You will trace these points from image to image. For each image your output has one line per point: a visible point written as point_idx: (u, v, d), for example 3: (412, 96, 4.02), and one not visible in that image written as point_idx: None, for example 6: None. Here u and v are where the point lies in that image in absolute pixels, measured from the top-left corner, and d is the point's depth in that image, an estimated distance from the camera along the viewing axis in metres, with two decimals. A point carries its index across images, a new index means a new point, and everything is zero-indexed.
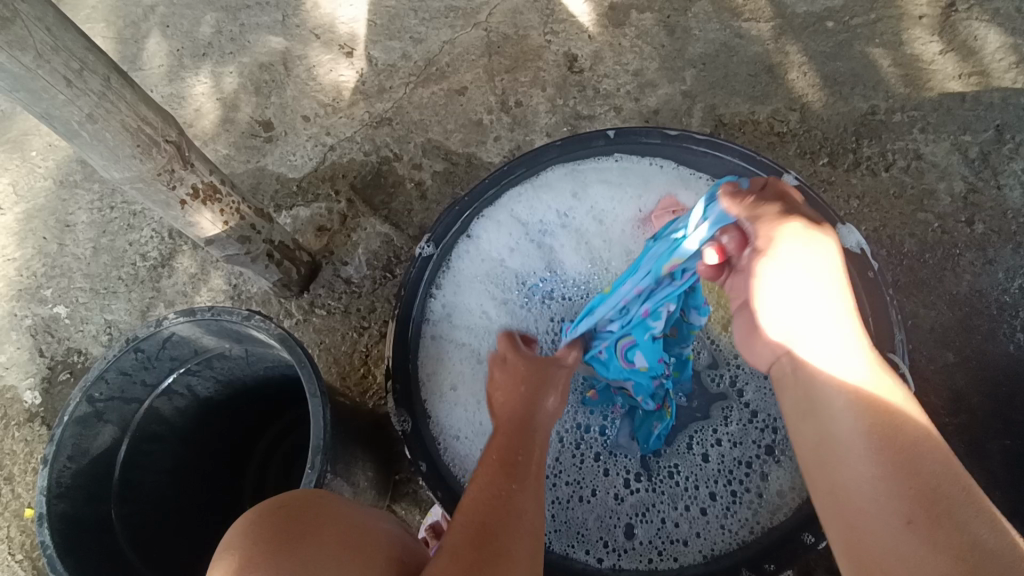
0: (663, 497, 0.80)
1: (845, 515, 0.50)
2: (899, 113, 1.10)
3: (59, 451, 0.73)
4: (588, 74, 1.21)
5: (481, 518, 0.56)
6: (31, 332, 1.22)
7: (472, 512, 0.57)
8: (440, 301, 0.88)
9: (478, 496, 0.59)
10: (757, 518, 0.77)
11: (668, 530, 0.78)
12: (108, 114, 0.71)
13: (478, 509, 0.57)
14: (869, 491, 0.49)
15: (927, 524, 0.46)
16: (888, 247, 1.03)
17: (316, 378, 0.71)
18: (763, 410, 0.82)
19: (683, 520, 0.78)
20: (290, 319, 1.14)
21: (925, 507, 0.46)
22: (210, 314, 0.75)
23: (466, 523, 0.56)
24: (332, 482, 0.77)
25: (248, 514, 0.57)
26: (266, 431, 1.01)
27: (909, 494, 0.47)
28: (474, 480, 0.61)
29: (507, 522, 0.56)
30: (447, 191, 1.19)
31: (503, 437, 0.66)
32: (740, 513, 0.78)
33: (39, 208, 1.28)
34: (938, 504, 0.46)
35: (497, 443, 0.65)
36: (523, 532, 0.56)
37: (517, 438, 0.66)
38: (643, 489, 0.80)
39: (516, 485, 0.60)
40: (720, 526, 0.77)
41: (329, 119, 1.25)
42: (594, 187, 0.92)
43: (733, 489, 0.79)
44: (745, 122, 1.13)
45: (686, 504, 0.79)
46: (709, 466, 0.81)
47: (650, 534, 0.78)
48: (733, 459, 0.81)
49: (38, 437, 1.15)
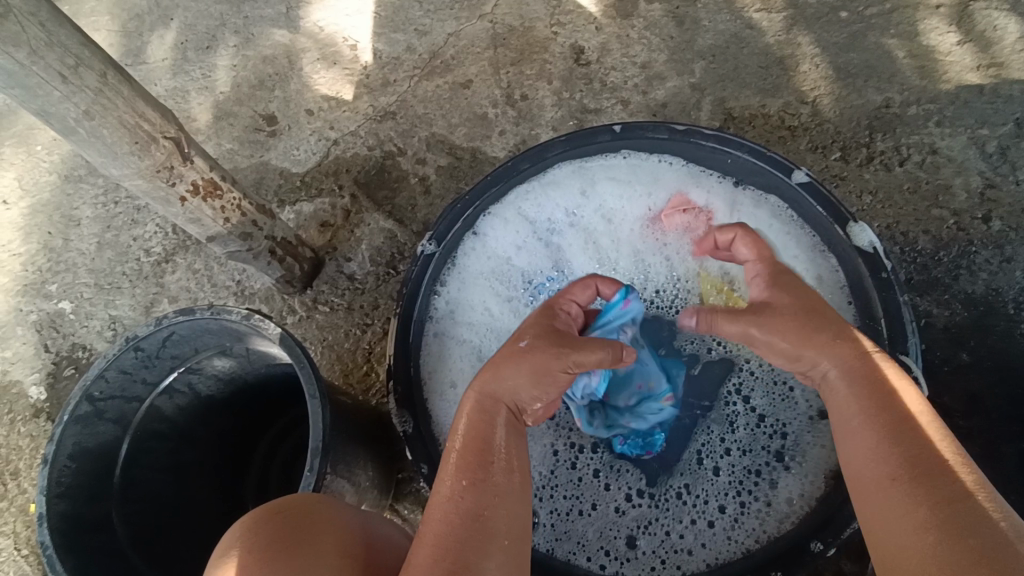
0: (668, 508, 0.78)
1: (856, 485, 0.56)
2: (914, 106, 1.07)
3: (59, 450, 0.72)
4: (595, 66, 1.18)
5: (454, 538, 0.54)
6: (36, 326, 1.22)
7: (438, 528, 0.55)
8: (443, 298, 0.87)
9: (449, 511, 0.56)
10: (765, 530, 0.75)
11: (672, 540, 0.77)
12: (104, 110, 0.70)
13: (442, 525, 0.55)
14: (868, 462, 0.55)
15: (919, 481, 0.51)
16: (901, 245, 1.00)
17: (315, 380, 0.70)
18: (772, 419, 0.80)
19: (688, 531, 0.77)
20: (293, 316, 1.13)
21: (914, 467, 0.52)
22: (209, 313, 0.74)
23: (435, 542, 0.54)
24: (332, 484, 0.76)
25: (245, 523, 0.56)
26: (269, 429, 1.00)
27: (900, 456, 0.53)
28: (439, 484, 0.59)
29: (479, 540, 0.54)
30: (451, 186, 1.17)
31: (463, 437, 0.61)
32: (747, 524, 0.76)
33: (44, 203, 1.28)
34: (927, 465, 0.52)
35: (466, 445, 0.60)
36: (491, 545, 0.54)
37: (481, 438, 0.60)
38: (647, 499, 0.79)
39: (481, 492, 0.57)
40: (726, 538, 0.76)
41: (333, 113, 1.23)
42: (602, 184, 0.90)
43: (742, 501, 0.77)
44: (755, 115, 1.11)
45: (693, 517, 0.77)
46: (720, 479, 0.79)
47: (653, 544, 0.77)
48: (744, 471, 0.79)
49: (44, 433, 1.15)
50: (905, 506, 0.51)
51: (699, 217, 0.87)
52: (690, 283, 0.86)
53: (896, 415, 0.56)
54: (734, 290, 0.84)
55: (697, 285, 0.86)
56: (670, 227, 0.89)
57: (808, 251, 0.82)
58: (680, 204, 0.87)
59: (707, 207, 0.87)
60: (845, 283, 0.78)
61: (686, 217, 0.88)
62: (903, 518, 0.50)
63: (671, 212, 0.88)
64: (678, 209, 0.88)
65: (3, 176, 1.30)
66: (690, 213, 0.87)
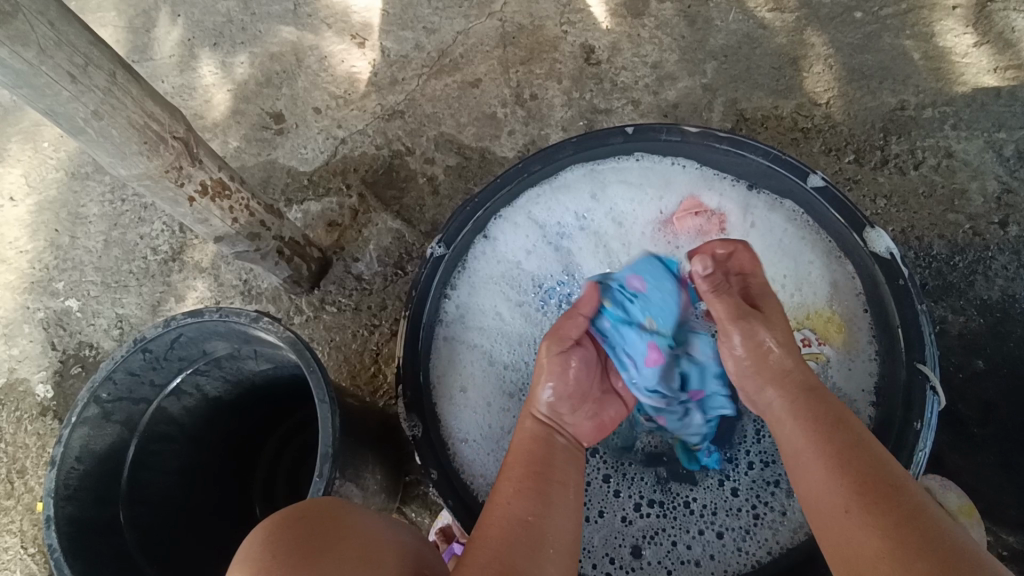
0: (677, 520, 0.77)
1: (819, 518, 0.58)
2: (930, 108, 1.06)
3: (67, 453, 0.72)
4: (605, 66, 1.17)
5: (518, 537, 0.60)
6: (43, 324, 1.21)
7: (495, 530, 0.60)
8: (452, 301, 0.86)
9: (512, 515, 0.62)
10: (777, 540, 0.75)
11: (679, 552, 0.76)
12: (113, 110, 0.69)
13: (499, 528, 0.60)
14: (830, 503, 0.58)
15: (873, 513, 0.55)
16: (916, 249, 0.99)
17: (324, 384, 0.70)
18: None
19: (698, 542, 0.76)
20: (301, 316, 1.13)
21: (869, 500, 0.55)
22: (218, 315, 0.74)
23: (503, 533, 0.60)
24: (341, 489, 0.76)
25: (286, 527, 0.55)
26: (276, 430, 1.00)
27: (853, 489, 0.57)
28: (497, 492, 0.64)
29: (535, 544, 0.59)
30: (460, 187, 1.16)
31: (521, 454, 0.68)
32: (760, 535, 0.75)
33: (51, 200, 1.28)
34: (884, 498, 0.55)
35: (527, 459, 0.68)
36: (545, 550, 0.59)
37: (542, 455, 0.67)
38: (654, 511, 0.78)
39: (539, 502, 0.63)
40: (735, 549, 0.75)
41: (340, 111, 1.22)
42: (613, 186, 0.89)
43: (755, 512, 0.77)
44: (768, 117, 1.09)
45: (700, 528, 0.77)
46: (737, 499, 0.78)
47: (658, 555, 0.76)
48: (758, 484, 0.78)
49: (51, 431, 1.15)
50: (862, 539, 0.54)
51: (711, 220, 0.86)
52: None
53: (847, 453, 0.59)
54: None
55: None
56: (682, 230, 0.87)
57: (822, 256, 0.81)
58: (692, 207, 0.86)
59: (719, 210, 0.86)
60: (861, 290, 0.78)
61: (698, 220, 0.86)
62: (870, 548, 0.53)
63: (683, 216, 0.87)
64: (690, 212, 0.87)
65: (9, 173, 1.30)
66: (702, 216, 0.86)
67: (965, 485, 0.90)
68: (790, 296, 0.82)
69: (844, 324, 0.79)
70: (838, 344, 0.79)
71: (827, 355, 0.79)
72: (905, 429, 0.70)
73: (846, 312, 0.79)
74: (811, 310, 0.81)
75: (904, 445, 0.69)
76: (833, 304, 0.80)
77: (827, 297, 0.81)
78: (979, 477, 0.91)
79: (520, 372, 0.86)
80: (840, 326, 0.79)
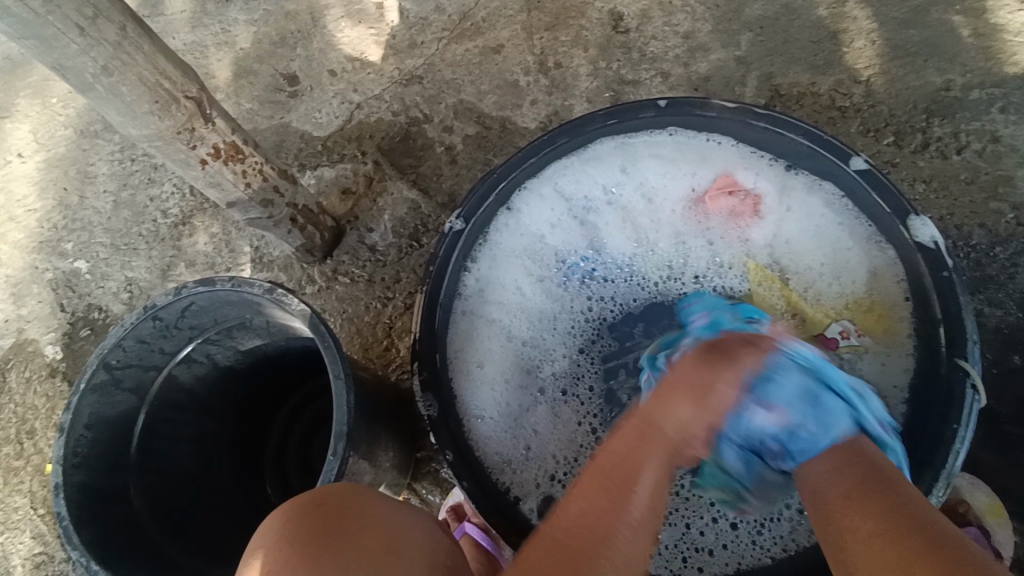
0: (693, 508, 0.76)
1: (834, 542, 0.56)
2: (977, 89, 1.00)
3: (77, 420, 0.70)
4: (634, 34, 1.12)
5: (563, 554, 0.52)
6: (51, 285, 1.20)
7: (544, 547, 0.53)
8: (472, 275, 0.83)
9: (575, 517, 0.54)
10: (794, 538, 0.73)
11: (693, 537, 0.75)
12: (123, 66, 0.66)
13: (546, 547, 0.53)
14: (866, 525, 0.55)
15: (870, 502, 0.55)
16: (954, 238, 0.95)
17: (339, 359, 0.68)
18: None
19: (710, 529, 0.75)
20: (312, 286, 1.10)
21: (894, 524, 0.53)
22: (230, 285, 0.71)
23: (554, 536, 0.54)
24: (353, 465, 0.74)
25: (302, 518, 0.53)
26: (287, 400, 0.99)
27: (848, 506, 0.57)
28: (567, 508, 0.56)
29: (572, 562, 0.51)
30: (479, 157, 1.12)
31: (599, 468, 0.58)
32: (776, 529, 0.74)
33: (59, 157, 1.25)
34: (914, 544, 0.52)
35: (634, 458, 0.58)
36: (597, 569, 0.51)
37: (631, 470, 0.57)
38: (669, 498, 0.77)
39: (620, 521, 0.54)
40: (750, 542, 0.74)
41: (357, 75, 1.18)
42: (644, 161, 0.86)
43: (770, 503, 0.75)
44: (804, 94, 1.04)
45: (714, 515, 0.75)
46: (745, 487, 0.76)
47: (675, 538, 0.75)
48: None
49: (60, 393, 1.14)
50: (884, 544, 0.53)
51: (746, 201, 0.83)
52: (736, 270, 0.83)
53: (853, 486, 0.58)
54: (785, 282, 0.81)
55: (744, 275, 0.83)
56: (714, 210, 0.84)
57: (861, 243, 0.78)
58: (726, 185, 0.83)
59: (755, 190, 0.83)
60: (903, 279, 0.75)
61: (732, 200, 0.83)
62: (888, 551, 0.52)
63: (716, 194, 0.84)
64: (723, 190, 0.83)
65: (18, 129, 1.27)
66: (736, 196, 0.83)
67: (995, 484, 0.88)
68: (830, 285, 0.79)
69: (885, 314, 0.76)
70: (879, 337, 0.76)
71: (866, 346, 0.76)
72: (942, 427, 0.67)
73: (882, 301, 0.76)
74: (850, 299, 0.78)
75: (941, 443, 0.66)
76: (873, 292, 0.77)
77: (866, 285, 0.77)
78: (1010, 476, 0.88)
79: (538, 348, 0.84)
80: (881, 315, 0.76)
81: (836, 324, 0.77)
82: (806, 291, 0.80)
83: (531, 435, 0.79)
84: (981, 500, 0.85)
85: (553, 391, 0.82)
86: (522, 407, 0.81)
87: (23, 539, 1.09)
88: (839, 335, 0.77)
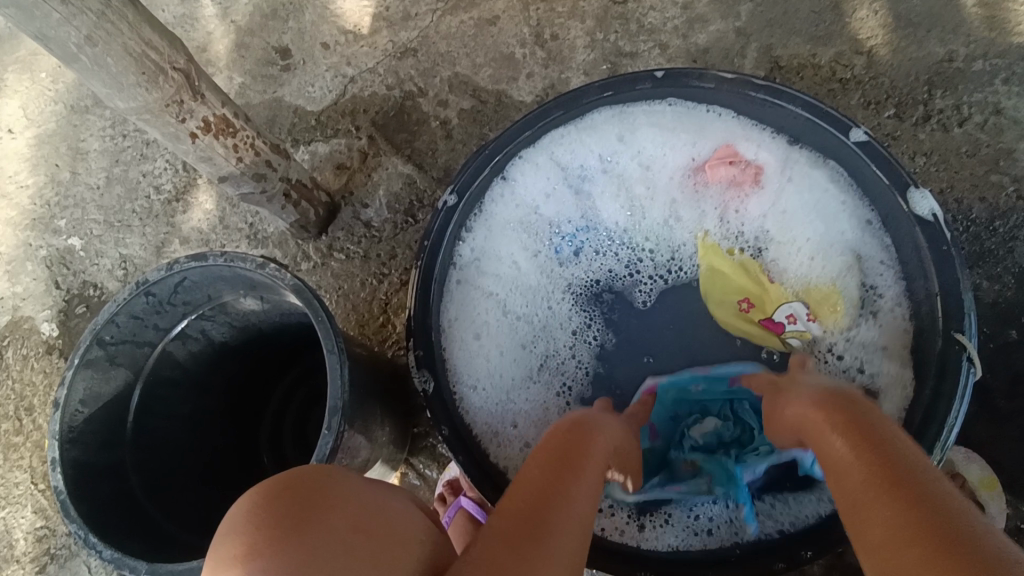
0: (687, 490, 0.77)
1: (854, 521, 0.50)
2: (980, 60, 0.99)
3: (71, 395, 0.71)
4: (632, 5, 1.10)
5: (529, 506, 0.53)
6: (46, 263, 1.19)
7: (517, 502, 0.53)
8: (468, 245, 0.84)
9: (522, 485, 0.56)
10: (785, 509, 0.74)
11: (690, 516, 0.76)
12: (108, 36, 0.64)
13: (518, 501, 0.54)
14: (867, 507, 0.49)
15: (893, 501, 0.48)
16: (954, 212, 0.94)
17: (333, 334, 0.67)
18: None
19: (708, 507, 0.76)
20: (308, 262, 1.10)
21: (879, 482, 0.50)
22: (223, 260, 0.71)
23: (511, 508, 0.53)
24: (349, 440, 0.74)
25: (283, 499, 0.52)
26: (286, 375, 0.99)
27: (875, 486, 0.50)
28: (524, 472, 0.58)
29: (542, 512, 0.52)
30: (474, 131, 1.11)
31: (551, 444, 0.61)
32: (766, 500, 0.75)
33: (50, 133, 1.23)
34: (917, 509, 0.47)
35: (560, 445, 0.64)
36: (562, 523, 0.52)
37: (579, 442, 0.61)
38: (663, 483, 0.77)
39: (569, 480, 0.56)
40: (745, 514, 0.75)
41: (350, 48, 1.16)
42: (642, 132, 0.85)
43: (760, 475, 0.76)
44: (804, 66, 1.03)
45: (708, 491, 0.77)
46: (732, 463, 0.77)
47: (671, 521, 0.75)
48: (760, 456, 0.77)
49: (57, 370, 1.14)
50: (875, 517, 0.48)
51: (746, 171, 0.82)
52: (687, 248, 0.84)
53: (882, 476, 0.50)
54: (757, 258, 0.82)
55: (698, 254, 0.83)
56: (714, 180, 0.83)
57: (857, 228, 0.78)
58: (726, 155, 0.82)
59: (755, 161, 0.82)
60: (896, 267, 0.76)
61: (732, 170, 0.82)
62: (877, 528, 0.47)
63: (716, 164, 0.83)
64: (724, 159, 0.82)
65: (7, 104, 1.25)
66: (736, 166, 0.82)
67: (989, 458, 0.88)
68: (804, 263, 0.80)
69: (840, 305, 0.77)
70: (828, 324, 0.77)
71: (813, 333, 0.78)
72: (938, 402, 0.68)
73: (871, 288, 0.77)
74: (812, 284, 0.79)
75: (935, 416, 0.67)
76: (853, 274, 0.78)
77: (847, 269, 0.78)
78: (1004, 450, 0.88)
79: (534, 321, 0.84)
80: (835, 306, 0.77)
81: (786, 306, 0.79)
82: (770, 267, 0.81)
83: (518, 412, 0.80)
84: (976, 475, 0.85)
85: (549, 368, 0.82)
86: (515, 379, 0.82)
87: (24, 514, 1.10)
88: (786, 319, 0.79)
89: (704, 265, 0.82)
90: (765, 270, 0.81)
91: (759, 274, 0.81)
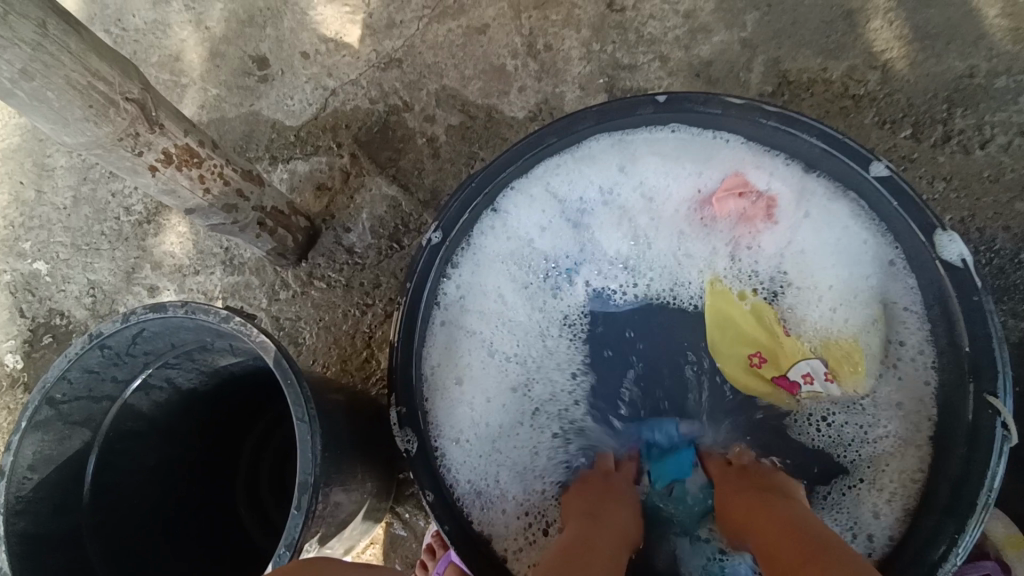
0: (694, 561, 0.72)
1: None
2: (1003, 76, 0.93)
3: (19, 461, 0.64)
4: (631, 13, 1.03)
5: None
6: (9, 289, 1.12)
7: None
8: (453, 282, 0.77)
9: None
10: None
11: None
12: (47, 68, 0.57)
13: None
14: None
15: None
16: (975, 242, 0.88)
17: (303, 399, 0.61)
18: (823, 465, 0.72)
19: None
20: (287, 291, 1.03)
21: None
22: (183, 313, 0.64)
23: None
24: (326, 505, 0.68)
25: None
26: (262, 418, 0.93)
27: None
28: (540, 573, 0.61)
29: None
30: (463, 150, 1.04)
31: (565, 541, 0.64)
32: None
33: (13, 148, 1.16)
34: None
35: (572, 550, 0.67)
36: None
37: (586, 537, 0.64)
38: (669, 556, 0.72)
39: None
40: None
41: (331, 58, 1.09)
42: (645, 159, 0.78)
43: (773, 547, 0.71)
44: (815, 80, 0.96)
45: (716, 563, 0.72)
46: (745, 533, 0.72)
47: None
48: None
49: (21, 405, 1.08)
50: None
51: (757, 204, 0.76)
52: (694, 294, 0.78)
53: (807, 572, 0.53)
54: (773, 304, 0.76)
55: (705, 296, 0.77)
56: (722, 213, 0.77)
57: (879, 266, 0.73)
58: (736, 186, 0.76)
59: (767, 192, 0.75)
60: (922, 314, 0.70)
61: (742, 202, 0.76)
62: None
63: (725, 196, 0.76)
64: (733, 191, 0.76)
65: None
66: (746, 198, 0.76)
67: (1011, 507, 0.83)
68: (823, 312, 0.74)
69: (860, 363, 0.72)
70: (846, 384, 0.72)
71: (830, 393, 0.72)
72: (968, 474, 0.64)
73: (897, 335, 0.72)
74: (831, 337, 0.73)
75: (969, 487, 0.63)
76: (877, 318, 0.72)
77: (867, 316, 0.73)
78: None
79: (526, 365, 0.78)
80: (856, 364, 0.72)
81: (804, 363, 0.73)
82: (786, 313, 0.75)
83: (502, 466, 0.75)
84: (999, 529, 0.81)
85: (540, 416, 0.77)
86: (504, 428, 0.76)
87: None
88: (801, 377, 0.73)
89: (711, 314, 0.76)
90: (780, 318, 0.75)
91: (772, 325, 0.74)
